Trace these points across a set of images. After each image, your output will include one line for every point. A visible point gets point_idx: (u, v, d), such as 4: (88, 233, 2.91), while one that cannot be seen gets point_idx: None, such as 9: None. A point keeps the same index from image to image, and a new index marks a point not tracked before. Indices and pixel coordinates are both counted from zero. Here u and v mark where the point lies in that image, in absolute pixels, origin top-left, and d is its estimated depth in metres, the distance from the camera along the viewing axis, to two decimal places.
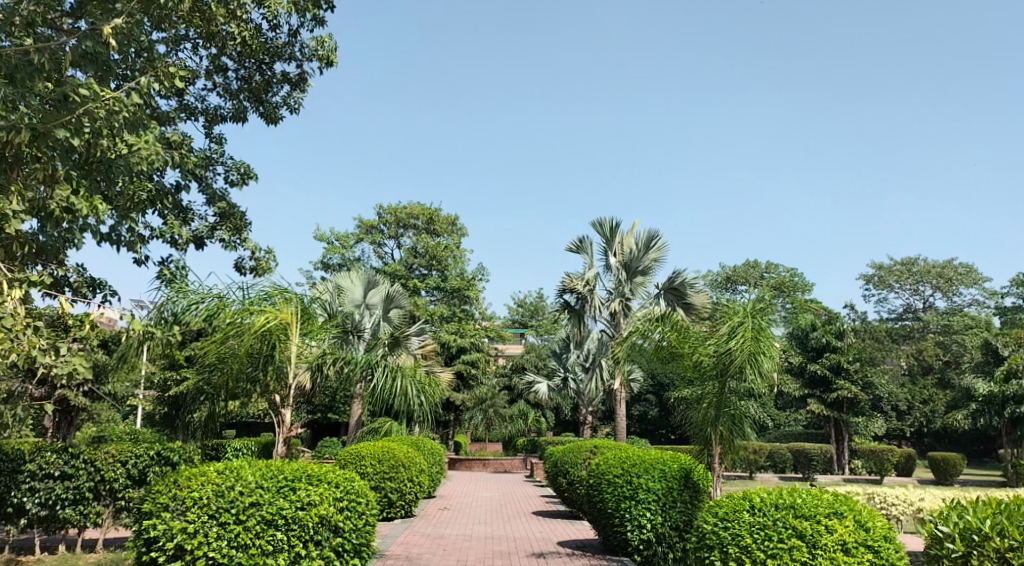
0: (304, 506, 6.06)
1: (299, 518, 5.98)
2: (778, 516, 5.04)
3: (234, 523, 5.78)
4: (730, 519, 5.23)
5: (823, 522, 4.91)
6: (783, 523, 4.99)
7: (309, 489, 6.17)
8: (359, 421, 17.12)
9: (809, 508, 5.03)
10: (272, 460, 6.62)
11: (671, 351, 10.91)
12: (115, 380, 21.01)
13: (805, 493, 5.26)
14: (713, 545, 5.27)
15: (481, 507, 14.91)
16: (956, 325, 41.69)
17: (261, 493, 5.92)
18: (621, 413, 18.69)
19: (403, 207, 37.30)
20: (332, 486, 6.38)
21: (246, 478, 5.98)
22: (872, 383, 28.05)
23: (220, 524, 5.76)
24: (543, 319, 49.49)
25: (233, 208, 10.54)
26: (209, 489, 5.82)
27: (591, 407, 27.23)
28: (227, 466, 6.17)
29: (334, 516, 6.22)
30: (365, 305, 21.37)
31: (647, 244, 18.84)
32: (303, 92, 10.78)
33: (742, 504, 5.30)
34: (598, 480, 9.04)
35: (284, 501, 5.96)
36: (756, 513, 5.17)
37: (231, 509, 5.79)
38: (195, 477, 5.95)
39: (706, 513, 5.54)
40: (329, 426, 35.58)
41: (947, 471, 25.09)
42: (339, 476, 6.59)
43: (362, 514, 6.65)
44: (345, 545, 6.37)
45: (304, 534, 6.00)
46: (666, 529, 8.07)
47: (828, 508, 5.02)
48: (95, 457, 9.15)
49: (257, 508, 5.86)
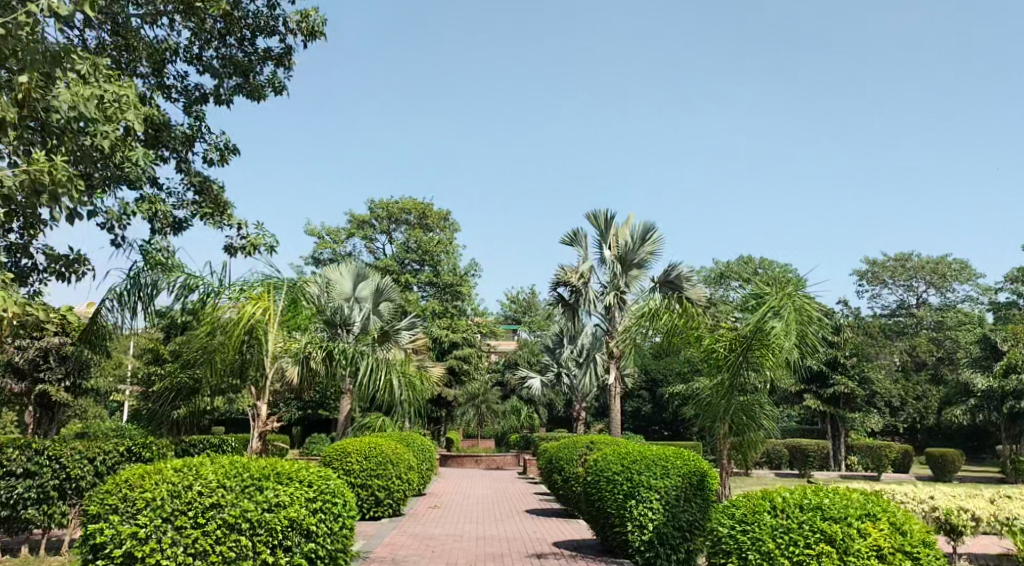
0: (272, 508, 5.62)
1: (265, 522, 5.55)
2: (804, 517, 4.63)
3: (191, 527, 5.33)
4: (749, 521, 4.80)
5: (855, 525, 4.49)
6: (810, 526, 4.57)
7: (277, 488, 5.70)
8: (349, 417, 16.68)
9: (838, 510, 4.60)
10: (242, 458, 6.16)
11: (683, 338, 10.36)
12: (97, 375, 20.46)
13: (831, 493, 4.85)
14: (729, 551, 4.85)
15: (473, 506, 14.46)
16: (950, 321, 41.46)
17: (222, 493, 5.46)
18: (615, 408, 17.99)
19: (395, 202, 36.73)
20: (304, 486, 5.89)
21: (206, 476, 5.51)
22: (868, 379, 27.74)
23: (175, 528, 5.31)
24: (536, 315, 49.09)
25: (213, 184, 9.95)
26: (163, 489, 5.35)
27: (585, 402, 26.78)
28: (186, 464, 5.70)
29: (306, 519, 5.75)
30: (354, 298, 20.88)
31: (643, 237, 18.37)
32: (287, 68, 10.29)
33: (762, 505, 4.87)
34: (596, 478, 8.59)
35: (250, 503, 5.51)
36: (778, 515, 4.75)
37: (188, 512, 5.34)
38: (149, 475, 5.48)
39: (720, 515, 5.10)
40: (320, 423, 35.17)
41: (945, 467, 24.81)
42: (314, 474, 6.07)
43: (338, 516, 6.16)
44: (318, 551, 5.85)
45: (271, 539, 5.56)
46: (670, 529, 7.62)
47: (859, 509, 4.60)
48: (61, 454, 8.70)
49: (217, 511, 5.41)
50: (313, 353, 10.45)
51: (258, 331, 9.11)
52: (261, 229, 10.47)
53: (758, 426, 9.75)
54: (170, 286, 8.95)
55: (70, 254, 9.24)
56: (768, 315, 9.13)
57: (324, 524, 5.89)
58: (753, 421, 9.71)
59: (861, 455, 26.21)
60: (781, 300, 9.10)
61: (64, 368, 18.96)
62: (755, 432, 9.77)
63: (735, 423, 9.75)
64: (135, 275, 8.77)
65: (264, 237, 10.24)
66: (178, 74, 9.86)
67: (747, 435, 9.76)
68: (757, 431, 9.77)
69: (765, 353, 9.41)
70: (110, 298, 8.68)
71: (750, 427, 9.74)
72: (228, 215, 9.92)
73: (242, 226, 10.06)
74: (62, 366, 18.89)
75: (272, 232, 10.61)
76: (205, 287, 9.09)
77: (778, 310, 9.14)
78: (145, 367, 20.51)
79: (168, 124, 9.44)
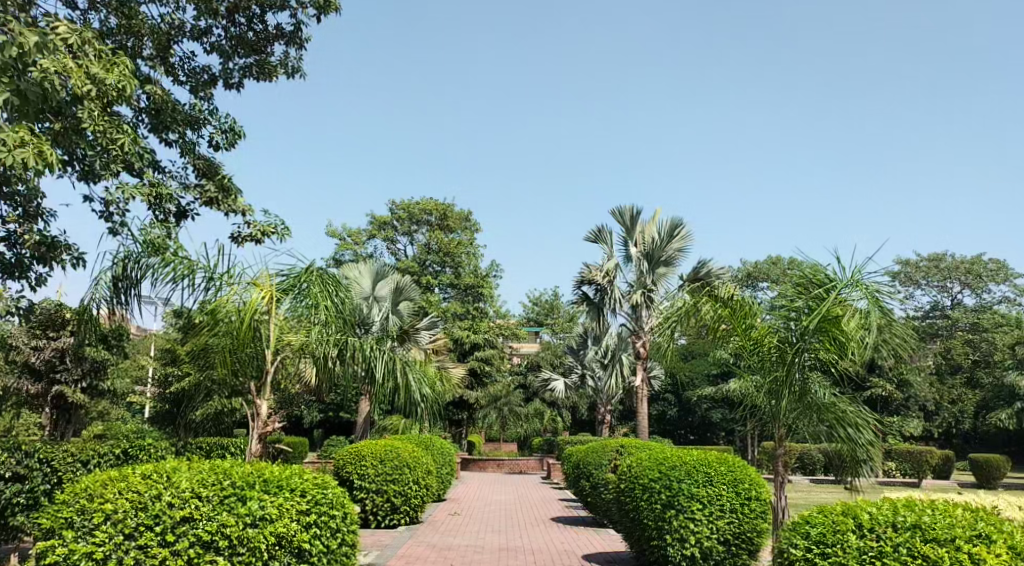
0: (256, 522, 5.02)
1: (249, 539, 4.92)
2: (901, 539, 3.99)
3: (158, 546, 4.71)
4: (831, 543, 4.22)
5: (965, 550, 3.80)
6: (909, 547, 3.94)
7: (262, 500, 5.08)
8: (369, 419, 16.29)
9: (942, 530, 3.93)
10: (229, 461, 5.56)
11: (726, 331, 9.33)
12: (114, 376, 20.20)
13: (930, 509, 4.19)
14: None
15: (495, 514, 13.88)
16: (986, 323, 39.84)
17: (196, 505, 4.83)
18: (643, 411, 16.98)
19: (416, 203, 36.27)
20: (294, 495, 5.28)
21: (180, 483, 4.89)
22: (906, 382, 26.89)
23: (139, 545, 4.66)
24: (558, 317, 48.43)
25: (218, 167, 9.44)
26: (126, 501, 4.74)
27: (611, 406, 25.92)
28: (157, 469, 5.10)
29: (296, 535, 5.17)
30: (373, 298, 20.36)
31: (670, 234, 17.57)
32: (299, 47, 9.77)
33: (845, 523, 4.28)
34: (631, 485, 7.90)
35: (229, 518, 4.87)
36: (866, 535, 4.15)
37: (154, 528, 4.70)
38: (111, 483, 4.88)
39: (796, 534, 4.50)
40: (341, 426, 34.81)
41: (990, 473, 23.76)
42: (306, 482, 5.47)
43: (335, 532, 5.58)
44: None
45: (255, 559, 4.94)
46: (713, 543, 7.01)
47: (969, 530, 3.91)
48: (52, 456, 8.34)
49: (190, 527, 4.77)
50: (327, 353, 9.09)
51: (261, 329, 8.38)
52: (269, 217, 9.95)
53: (862, 431, 8.35)
54: (162, 275, 7.50)
55: (55, 239, 8.73)
56: (842, 293, 8.14)
57: (319, 543, 5.31)
58: (849, 423, 8.34)
59: (899, 460, 25.20)
60: (855, 284, 8.08)
61: (80, 369, 18.85)
62: (861, 438, 8.34)
63: (830, 430, 8.42)
64: (126, 256, 7.40)
65: (273, 225, 9.70)
66: (185, 55, 9.42)
67: (854, 442, 8.34)
68: (863, 435, 8.35)
69: (828, 348, 8.33)
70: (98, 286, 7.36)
71: (851, 432, 8.35)
72: (234, 200, 9.45)
73: (250, 212, 9.54)
74: (79, 367, 18.86)
75: (282, 221, 10.07)
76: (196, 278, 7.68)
77: (851, 293, 8.17)
78: (161, 368, 20.18)
79: (170, 103, 8.89)
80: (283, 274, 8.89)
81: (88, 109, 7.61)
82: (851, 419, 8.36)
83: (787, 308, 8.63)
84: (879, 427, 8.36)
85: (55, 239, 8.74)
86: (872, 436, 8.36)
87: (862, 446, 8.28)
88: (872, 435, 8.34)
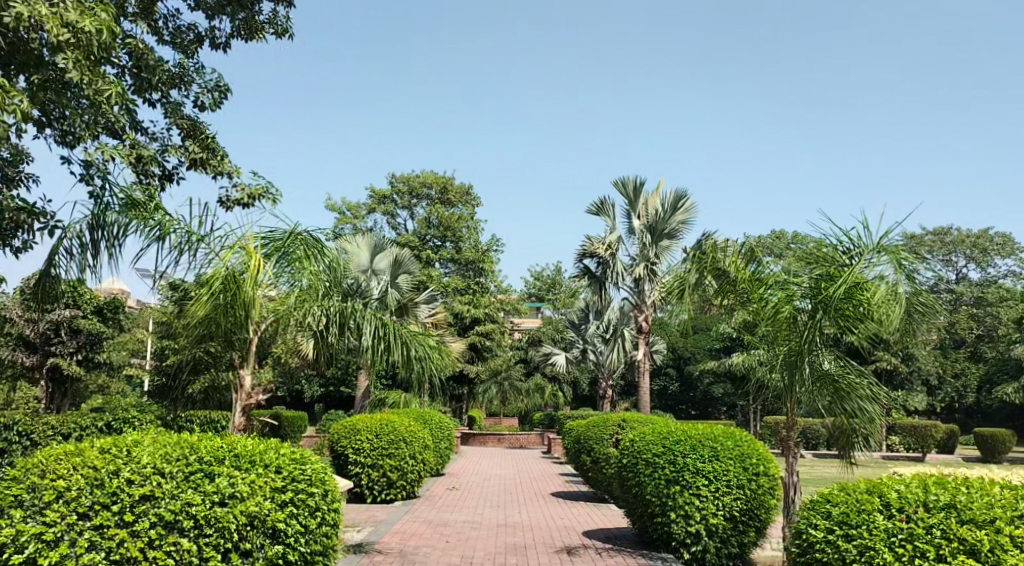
0: (225, 502, 4.59)
1: (217, 519, 4.49)
2: (935, 522, 3.72)
3: (117, 527, 4.25)
4: (856, 525, 3.98)
5: (1011, 534, 3.50)
6: (943, 529, 3.67)
7: (232, 477, 4.67)
8: (368, 392, 16.18)
9: (981, 510, 3.66)
10: (200, 435, 5.21)
11: (739, 296, 8.71)
12: (110, 349, 20.05)
13: (969, 488, 3.91)
14: (828, 558, 4.07)
15: (494, 488, 13.78)
16: (989, 297, 39.30)
17: (158, 483, 4.40)
18: (644, 385, 16.67)
19: (416, 176, 35.88)
20: (269, 472, 4.91)
21: (140, 459, 4.47)
22: (911, 356, 26.63)
23: (95, 527, 4.22)
24: (560, 293, 48.24)
25: (203, 126, 9.21)
26: (81, 479, 4.29)
27: (612, 380, 25.76)
28: (119, 442, 4.69)
29: (271, 515, 4.78)
30: (371, 271, 20.09)
31: (674, 205, 17.22)
32: (289, 5, 9.36)
33: (871, 502, 4.03)
34: (632, 460, 7.66)
35: (195, 496, 4.45)
36: (893, 516, 3.90)
37: (112, 507, 4.26)
38: (65, 458, 4.44)
39: (818, 516, 4.28)
40: (341, 401, 34.84)
41: (994, 448, 23.64)
42: (284, 458, 5.10)
43: (315, 510, 5.22)
44: (288, 555, 4.88)
45: (224, 541, 4.50)
46: (719, 521, 6.75)
47: (1011, 510, 3.64)
48: (31, 430, 8.58)
49: (151, 506, 4.33)
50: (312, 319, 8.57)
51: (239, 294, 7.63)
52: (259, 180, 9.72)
53: (870, 403, 7.93)
54: (145, 235, 7.01)
55: (32, 207, 8.44)
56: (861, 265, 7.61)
57: (295, 522, 4.93)
58: (859, 395, 7.90)
59: (903, 434, 25.10)
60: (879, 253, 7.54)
61: (75, 342, 18.72)
62: (868, 410, 7.95)
63: (839, 402, 7.95)
64: (102, 209, 6.92)
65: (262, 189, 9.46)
66: (169, 12, 9.12)
67: (861, 415, 7.93)
68: (870, 409, 7.95)
69: (847, 319, 7.71)
70: (65, 239, 6.76)
71: (859, 405, 7.92)
72: (221, 161, 9.28)
73: (237, 174, 9.36)
74: (74, 340, 18.71)
75: (273, 185, 9.83)
76: (177, 237, 7.23)
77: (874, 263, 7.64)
78: (158, 341, 20.00)
79: (152, 59, 8.56)
80: (268, 237, 8.21)
81: (70, 60, 7.18)
82: (861, 391, 7.93)
83: (789, 288, 8.07)
84: (885, 401, 7.99)
85: (33, 206, 8.45)
86: (877, 409, 7.98)
87: (870, 421, 7.87)
88: (878, 409, 7.96)
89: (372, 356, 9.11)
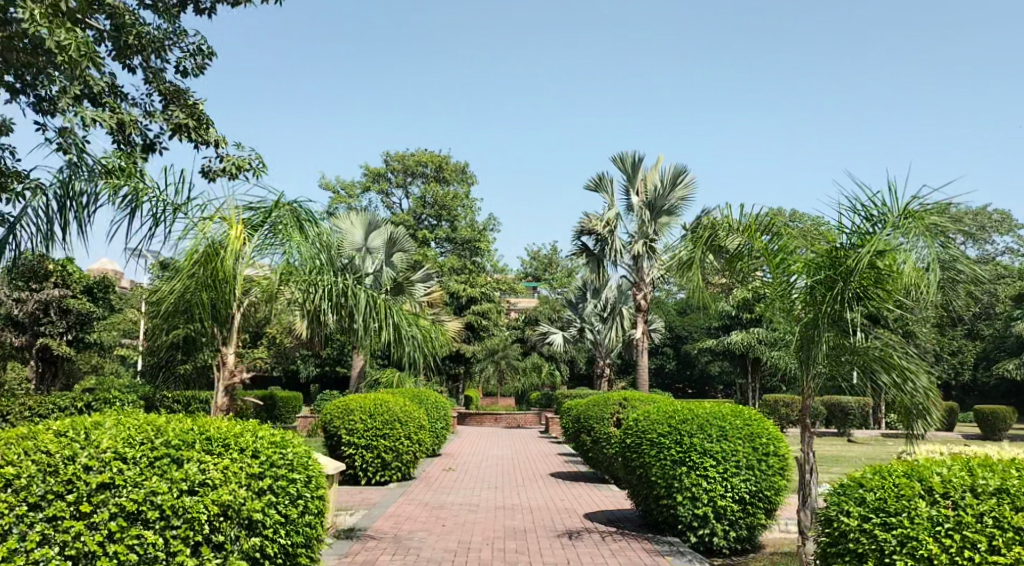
0: (196, 490, 4.31)
1: (185, 509, 4.20)
2: (986, 508, 3.48)
3: (74, 519, 3.98)
4: (895, 513, 3.74)
5: None
6: (994, 518, 3.43)
7: (203, 463, 4.38)
8: (362, 372, 15.96)
9: None
10: (174, 417, 4.90)
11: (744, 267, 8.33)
12: (100, 330, 19.69)
13: (1014, 472, 3.66)
14: (863, 550, 3.83)
15: (491, 468, 13.58)
16: (988, 274, 39.20)
17: (119, 469, 4.12)
18: (643, 363, 16.37)
19: (410, 154, 35.42)
20: (244, 458, 4.61)
21: (101, 443, 4.18)
22: (911, 334, 26.49)
23: (49, 518, 3.96)
24: (556, 272, 47.99)
25: (187, 94, 8.90)
26: (36, 466, 4.02)
27: (609, 359, 25.55)
28: (82, 425, 4.38)
29: (245, 503, 4.49)
30: (365, 249, 19.76)
31: (673, 181, 16.82)
32: None
33: (911, 487, 3.77)
34: (637, 440, 7.37)
35: (161, 484, 4.17)
36: (936, 502, 3.65)
37: (71, 497, 3.99)
38: (17, 444, 4.15)
39: (853, 501, 4.04)
40: (337, 381, 34.65)
41: (994, 424, 23.59)
42: (263, 442, 4.81)
43: (296, 498, 4.93)
44: (266, 547, 4.60)
45: (193, 533, 4.22)
46: (728, 503, 6.53)
47: None
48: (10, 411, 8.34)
49: (112, 496, 4.06)
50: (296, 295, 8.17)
51: (217, 268, 7.28)
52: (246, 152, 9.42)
53: (916, 376, 7.27)
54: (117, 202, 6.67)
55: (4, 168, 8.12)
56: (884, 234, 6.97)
57: (274, 512, 4.64)
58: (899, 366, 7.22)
59: None
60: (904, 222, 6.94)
61: (65, 322, 18.38)
62: (912, 385, 7.27)
63: (869, 373, 7.36)
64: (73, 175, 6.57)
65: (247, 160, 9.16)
66: None
67: (902, 390, 7.25)
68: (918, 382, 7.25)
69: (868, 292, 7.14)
70: (31, 205, 6.39)
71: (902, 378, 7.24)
72: (206, 131, 8.97)
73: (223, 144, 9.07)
74: (64, 320, 18.39)
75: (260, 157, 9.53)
76: (152, 206, 6.86)
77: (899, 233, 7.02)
78: None
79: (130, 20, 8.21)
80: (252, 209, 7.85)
81: (32, 13, 6.80)
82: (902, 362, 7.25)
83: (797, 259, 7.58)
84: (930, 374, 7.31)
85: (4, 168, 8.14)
86: (923, 383, 7.28)
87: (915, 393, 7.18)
88: (925, 383, 7.27)
89: (364, 337, 8.72)
